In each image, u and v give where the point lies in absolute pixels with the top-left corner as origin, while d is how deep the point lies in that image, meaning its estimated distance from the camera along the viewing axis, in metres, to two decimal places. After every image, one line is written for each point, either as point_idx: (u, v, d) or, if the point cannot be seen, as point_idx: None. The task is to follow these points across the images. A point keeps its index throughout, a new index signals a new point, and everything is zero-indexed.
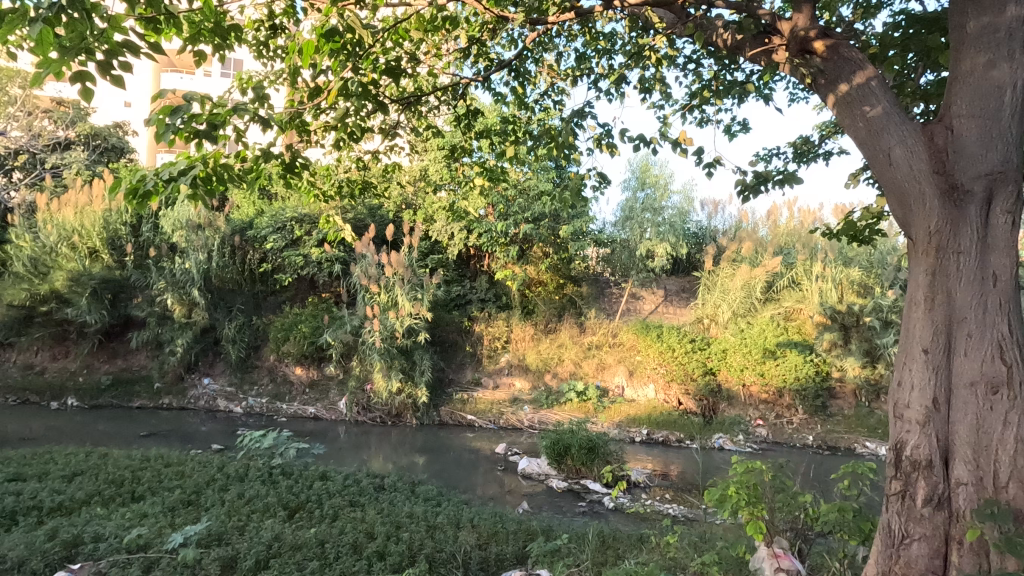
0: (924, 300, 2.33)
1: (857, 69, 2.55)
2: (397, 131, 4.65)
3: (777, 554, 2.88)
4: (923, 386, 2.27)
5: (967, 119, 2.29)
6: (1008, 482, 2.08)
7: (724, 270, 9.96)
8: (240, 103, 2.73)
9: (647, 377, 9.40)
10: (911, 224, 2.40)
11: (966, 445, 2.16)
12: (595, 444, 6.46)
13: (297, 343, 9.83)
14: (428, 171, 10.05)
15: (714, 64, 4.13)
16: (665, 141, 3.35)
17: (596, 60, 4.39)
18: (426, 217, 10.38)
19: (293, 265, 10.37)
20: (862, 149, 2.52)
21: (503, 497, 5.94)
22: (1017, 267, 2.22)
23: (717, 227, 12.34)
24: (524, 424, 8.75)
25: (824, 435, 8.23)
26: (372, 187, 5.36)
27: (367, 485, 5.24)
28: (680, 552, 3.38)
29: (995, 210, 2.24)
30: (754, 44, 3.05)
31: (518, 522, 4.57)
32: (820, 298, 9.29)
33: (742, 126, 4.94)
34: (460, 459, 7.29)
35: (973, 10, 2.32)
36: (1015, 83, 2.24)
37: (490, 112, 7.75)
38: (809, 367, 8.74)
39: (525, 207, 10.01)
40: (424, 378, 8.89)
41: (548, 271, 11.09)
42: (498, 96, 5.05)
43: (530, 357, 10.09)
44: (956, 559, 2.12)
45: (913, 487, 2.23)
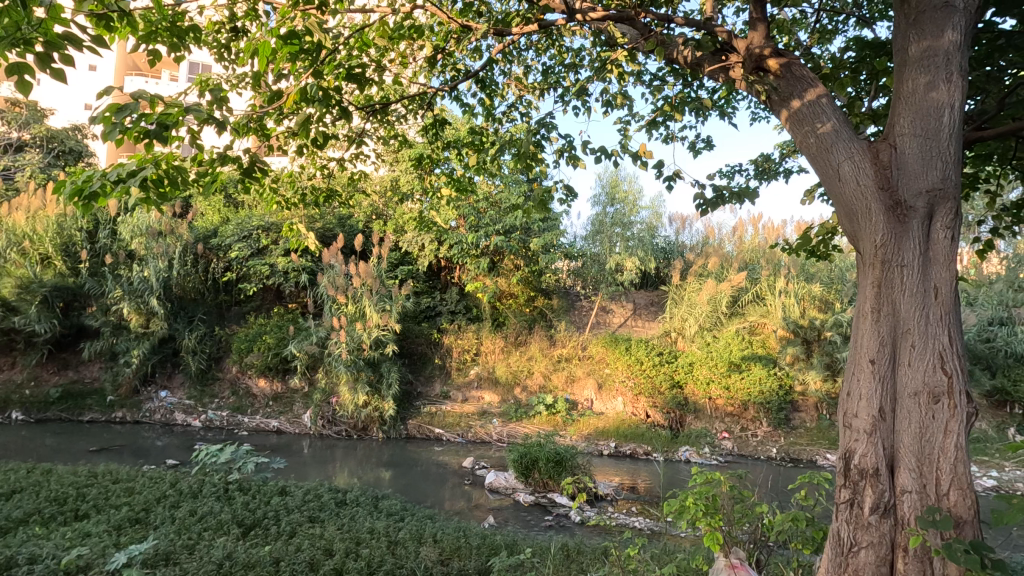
0: (872, 311, 2.39)
1: (809, 87, 2.64)
2: (363, 139, 4.59)
3: (733, 565, 2.86)
4: (870, 395, 2.33)
5: (910, 138, 2.38)
6: (948, 490, 2.13)
7: (691, 286, 10.30)
8: (194, 104, 2.65)
9: (616, 390, 9.50)
10: (858, 237, 2.48)
11: (910, 454, 2.21)
12: (562, 457, 6.43)
13: (261, 354, 9.53)
14: (399, 182, 10.02)
15: (678, 81, 4.20)
16: (626, 154, 3.25)
17: (562, 73, 4.42)
18: (397, 229, 10.56)
19: (257, 275, 10.07)
20: (814, 164, 2.61)
21: (469, 511, 5.85)
22: (957, 280, 2.30)
23: (684, 242, 12.57)
24: (492, 438, 8.65)
25: (787, 447, 8.35)
26: (337, 196, 5.24)
27: (328, 500, 5.08)
28: (641, 565, 3.36)
29: (936, 226, 2.32)
30: (712, 61, 3.11)
31: (483, 536, 4.50)
32: (783, 313, 9.46)
33: (707, 143, 5.06)
34: (427, 473, 7.17)
35: (914, 35, 2.44)
36: (954, 104, 2.34)
37: (460, 123, 7.79)
38: (772, 381, 8.88)
39: (496, 219, 10.11)
40: (391, 391, 8.74)
41: (518, 284, 10.99)
42: (466, 108, 5.07)
43: (499, 370, 10.04)
44: (902, 567, 2.14)
45: (861, 495, 2.26)
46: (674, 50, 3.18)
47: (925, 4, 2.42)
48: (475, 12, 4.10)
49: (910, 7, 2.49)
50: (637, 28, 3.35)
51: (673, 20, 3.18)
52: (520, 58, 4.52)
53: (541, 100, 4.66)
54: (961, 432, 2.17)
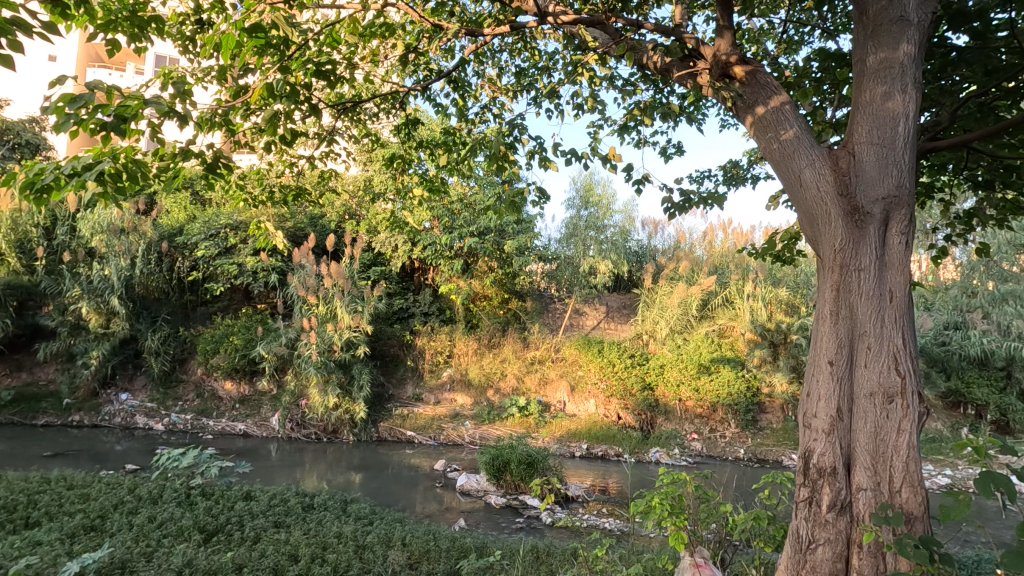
0: (830, 314, 2.46)
1: (773, 94, 2.70)
2: (333, 137, 4.52)
3: (698, 564, 2.91)
4: (828, 396, 2.39)
5: (868, 145, 2.45)
6: (901, 487, 2.20)
7: (663, 289, 10.45)
8: (154, 96, 2.56)
9: (588, 392, 9.56)
10: (818, 242, 2.55)
11: (866, 453, 2.27)
12: (534, 459, 6.44)
13: (227, 356, 9.29)
14: (372, 182, 9.92)
15: (650, 87, 4.25)
16: (596, 156, 3.28)
17: (535, 75, 4.43)
18: (370, 229, 10.46)
19: (224, 274, 9.81)
20: (776, 170, 2.67)
21: (440, 514, 5.80)
22: (911, 284, 2.38)
23: (657, 246, 12.73)
24: (465, 440, 8.61)
25: (754, 448, 8.51)
26: (307, 195, 5.14)
27: (295, 504, 4.98)
28: (608, 565, 3.38)
29: (891, 231, 2.40)
30: (681, 67, 3.15)
31: (452, 539, 4.46)
32: (751, 316, 9.65)
33: (677, 149, 5.15)
34: (398, 476, 7.09)
35: (871, 46, 2.52)
36: (909, 114, 2.43)
37: (434, 124, 7.75)
38: (740, 383, 9.05)
39: (470, 221, 10.08)
40: (362, 393, 8.63)
41: (492, 286, 10.99)
42: (439, 108, 5.04)
43: (472, 372, 10.02)
44: (856, 562, 2.20)
45: (819, 493, 2.31)
46: (645, 55, 3.23)
47: (882, 17, 2.51)
48: (447, 11, 4.09)
49: (868, 20, 2.57)
50: (608, 32, 3.38)
51: (643, 25, 3.22)
52: (494, 59, 4.52)
53: (514, 102, 4.67)
54: (913, 430, 2.24)
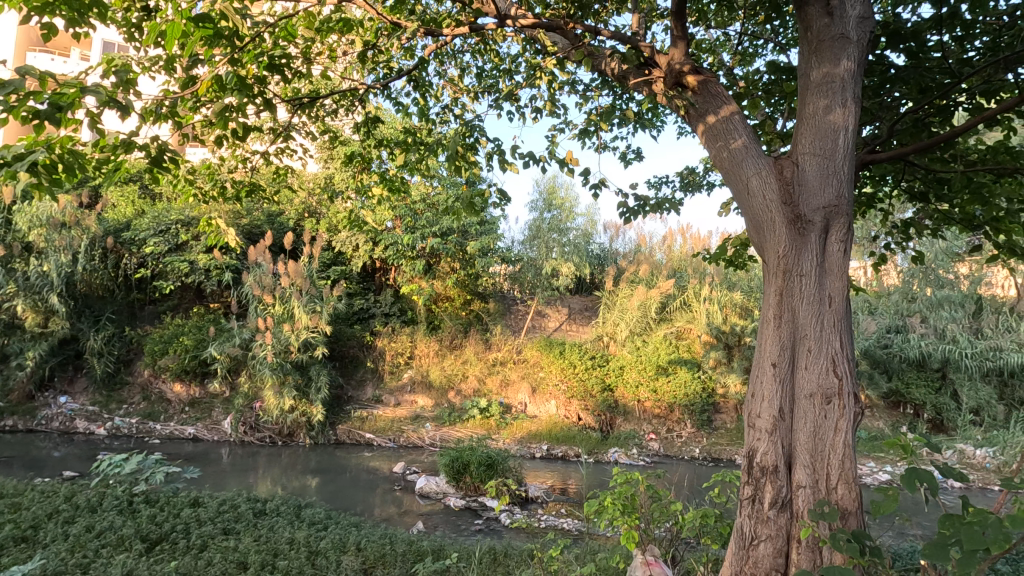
0: (774, 318, 2.55)
1: (723, 104, 2.79)
2: (290, 133, 4.40)
3: (648, 562, 2.96)
4: (771, 397, 2.48)
5: (810, 156, 2.56)
6: (837, 484, 2.30)
7: (623, 292, 10.64)
8: (93, 84, 2.43)
9: (549, 394, 9.61)
10: (763, 248, 2.65)
11: (805, 451, 2.36)
12: (494, 461, 6.41)
13: (177, 357, 8.93)
14: (333, 179, 9.74)
15: (609, 93, 4.32)
16: (554, 160, 3.31)
17: (497, 77, 4.43)
18: (330, 228, 10.27)
19: (174, 272, 9.43)
20: (726, 178, 2.76)
21: (398, 518, 5.72)
22: (848, 290, 2.49)
23: (618, 249, 12.93)
24: (425, 442, 8.52)
25: (709, 448, 8.73)
26: (261, 191, 4.98)
27: (246, 510, 4.82)
28: (562, 565, 3.41)
29: (831, 239, 2.50)
30: (637, 74, 3.22)
31: (409, 542, 4.39)
32: (707, 319, 9.91)
33: (636, 155, 5.24)
34: (356, 479, 6.96)
35: (815, 60, 2.63)
36: (848, 127, 2.55)
37: (396, 122, 7.67)
38: (696, 384, 9.25)
39: (432, 221, 10.00)
40: (320, 396, 8.44)
41: (454, 287, 10.94)
42: (400, 107, 4.98)
43: (433, 374, 9.95)
44: (795, 557, 2.29)
45: (761, 490, 2.40)
46: (602, 62, 3.30)
47: (824, 34, 2.62)
48: (408, 9, 4.05)
49: (812, 36, 2.68)
50: (567, 37, 3.42)
51: (601, 32, 3.27)
52: (455, 59, 4.52)
53: (475, 103, 4.65)
54: (849, 430, 2.34)
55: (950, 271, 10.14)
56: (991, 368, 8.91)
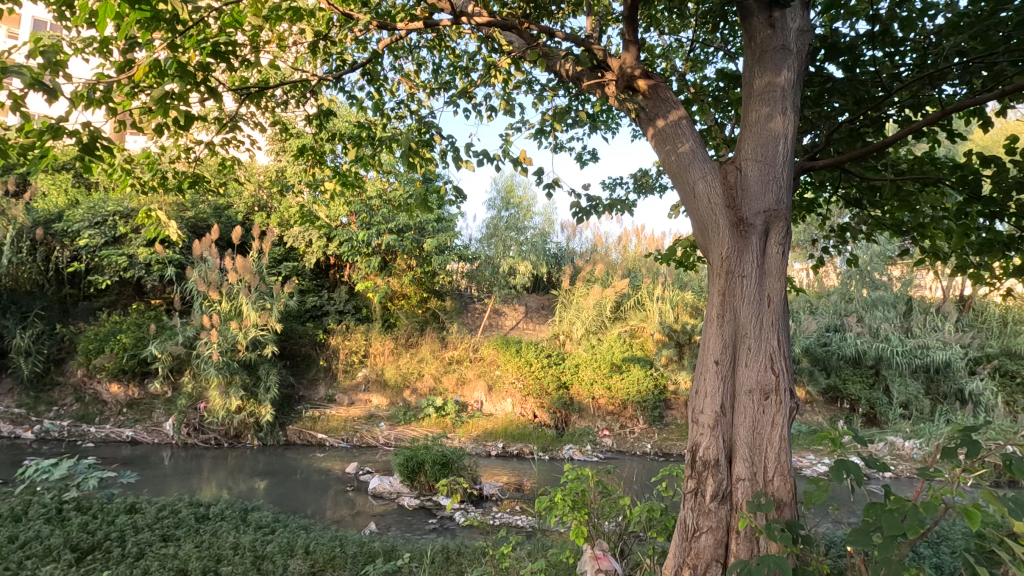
0: (717, 317, 2.65)
1: (672, 109, 2.87)
2: (237, 123, 4.24)
3: (597, 556, 3.06)
4: (713, 393, 2.57)
5: (752, 162, 2.66)
6: (773, 476, 2.40)
7: (580, 291, 10.80)
8: (16, 65, 2.26)
9: (505, 392, 9.63)
10: (708, 249, 2.74)
11: (744, 445, 2.46)
12: (448, 459, 6.37)
13: (114, 356, 8.46)
14: (285, 173, 9.45)
15: (564, 94, 4.37)
16: (507, 159, 3.31)
17: (453, 74, 4.40)
18: (281, 222, 9.97)
19: (111, 266, 8.91)
20: (673, 180, 2.85)
21: (351, 519, 5.61)
22: (786, 290, 2.60)
23: (575, 249, 13.03)
24: (379, 441, 8.39)
25: (660, 443, 8.93)
26: (206, 183, 4.77)
27: (187, 516, 4.62)
28: (514, 563, 3.44)
29: (771, 241, 2.61)
30: (590, 76, 3.27)
31: (360, 543, 4.31)
32: (660, 317, 10.19)
33: (592, 156, 5.32)
34: (307, 481, 6.78)
35: (757, 70, 2.75)
36: (787, 135, 2.66)
37: (351, 116, 7.50)
38: (649, 381, 9.45)
39: (388, 217, 9.83)
40: (269, 395, 8.18)
41: (411, 285, 10.81)
42: (354, 100, 4.89)
43: (388, 372, 9.83)
44: (734, 547, 2.38)
45: (703, 484, 2.49)
46: (556, 63, 3.33)
47: (767, 44, 2.73)
48: (361, 1, 3.99)
49: (755, 46, 2.79)
50: (523, 37, 3.42)
51: (555, 33, 3.29)
52: (411, 54, 4.47)
53: (431, 99, 4.60)
54: (785, 425, 2.45)
55: (884, 273, 10.78)
56: (919, 365, 9.51)
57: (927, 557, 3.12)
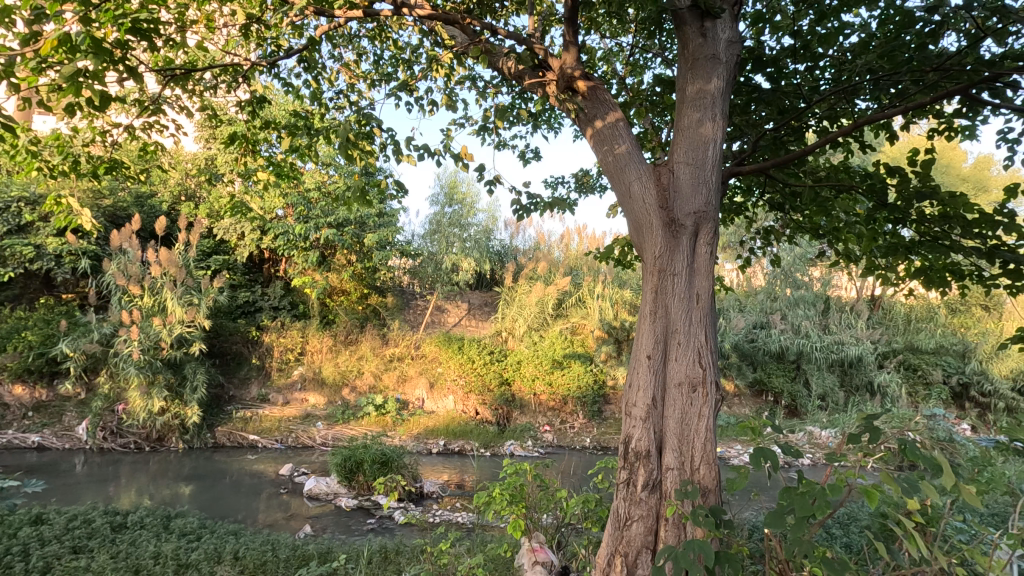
0: (650, 313, 2.75)
1: (610, 110, 2.95)
2: (162, 107, 3.97)
3: (534, 549, 3.16)
4: (646, 386, 2.67)
5: (684, 164, 2.78)
6: (699, 465, 2.52)
7: (522, 288, 10.91)
8: None
9: (447, 389, 9.56)
10: (642, 248, 2.84)
11: (674, 436, 2.57)
12: (388, 458, 6.23)
13: (17, 355, 7.75)
14: (215, 161, 8.98)
15: (508, 92, 4.38)
16: (448, 154, 3.27)
17: (396, 66, 4.32)
18: (211, 213, 9.47)
19: (14, 257, 8.15)
20: (610, 180, 2.94)
21: (284, 523, 5.42)
22: (714, 288, 2.73)
23: (518, 246, 13.06)
24: (316, 442, 8.10)
25: (599, 437, 9.06)
26: (125, 169, 4.45)
27: (102, 525, 4.31)
28: (452, 560, 3.42)
29: (700, 242, 2.74)
30: (532, 76, 3.31)
31: (293, 547, 4.16)
32: (600, 315, 10.45)
33: (535, 155, 5.37)
34: (238, 484, 6.49)
35: (690, 76, 2.87)
36: (716, 140, 2.80)
37: (287, 104, 7.23)
38: (589, 376, 9.65)
39: (327, 211, 9.51)
40: (196, 396, 7.74)
41: (350, 281, 10.53)
42: (289, 88, 4.70)
43: (326, 371, 9.56)
44: (663, 534, 2.48)
45: (635, 474, 2.58)
46: (499, 60, 3.34)
47: (699, 53, 2.86)
48: None
49: (688, 53, 2.91)
50: (465, 33, 3.40)
51: (497, 31, 3.28)
52: (350, 43, 4.36)
53: (372, 90, 4.49)
54: (711, 416, 2.57)
55: (806, 274, 11.52)
56: (835, 360, 10.23)
57: (838, 537, 3.36)
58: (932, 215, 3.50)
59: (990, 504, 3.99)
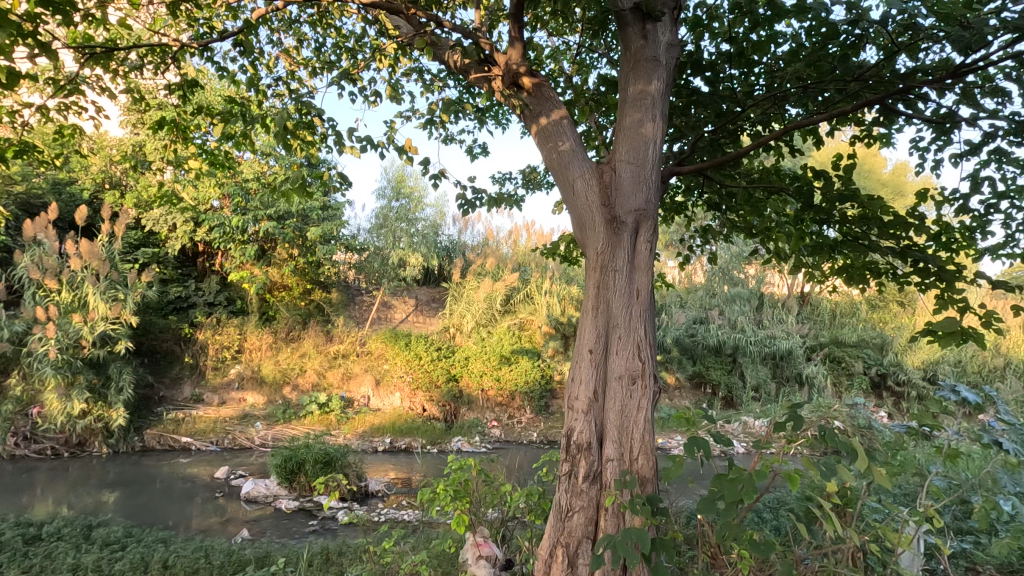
0: (592, 307, 2.80)
1: (554, 107, 2.98)
2: (81, 87, 3.68)
3: (478, 543, 3.12)
4: (587, 380, 2.72)
5: (626, 163, 2.84)
6: (638, 456, 2.60)
7: (470, 284, 10.89)
8: None
9: (393, 386, 9.43)
10: (585, 244, 2.90)
11: (614, 428, 2.64)
12: (332, 457, 6.05)
13: None
14: (143, 148, 8.43)
15: (455, 86, 4.35)
16: (391, 146, 3.19)
17: (339, 54, 4.20)
18: (139, 203, 8.90)
19: None
20: (555, 177, 2.97)
21: (219, 528, 5.19)
22: (653, 284, 2.81)
23: (466, 241, 12.98)
24: (255, 443, 7.78)
25: (546, 432, 9.16)
26: (37, 152, 4.10)
27: (13, 538, 3.98)
28: (396, 558, 3.38)
29: (640, 239, 2.81)
30: (478, 70, 3.28)
31: (228, 552, 3.99)
32: (547, 311, 10.55)
33: (482, 150, 5.35)
34: (169, 489, 6.15)
35: (632, 77, 2.94)
36: (656, 140, 2.88)
37: (223, 90, 6.88)
38: (536, 372, 9.74)
39: (267, 203, 9.09)
40: (122, 397, 7.28)
41: (292, 276, 10.18)
42: (223, 72, 4.47)
43: (265, 369, 9.21)
44: (603, 523, 2.55)
45: (576, 466, 2.63)
46: (445, 53, 3.32)
47: (641, 54, 2.93)
48: None
49: (631, 55, 2.98)
50: (409, 23, 3.33)
51: (443, 23, 3.24)
52: (291, 28, 4.20)
53: (314, 79, 4.34)
54: (649, 408, 2.65)
55: (742, 272, 12.06)
56: (768, 353, 10.77)
57: (767, 521, 3.54)
58: (853, 216, 3.73)
59: (901, 485, 4.32)
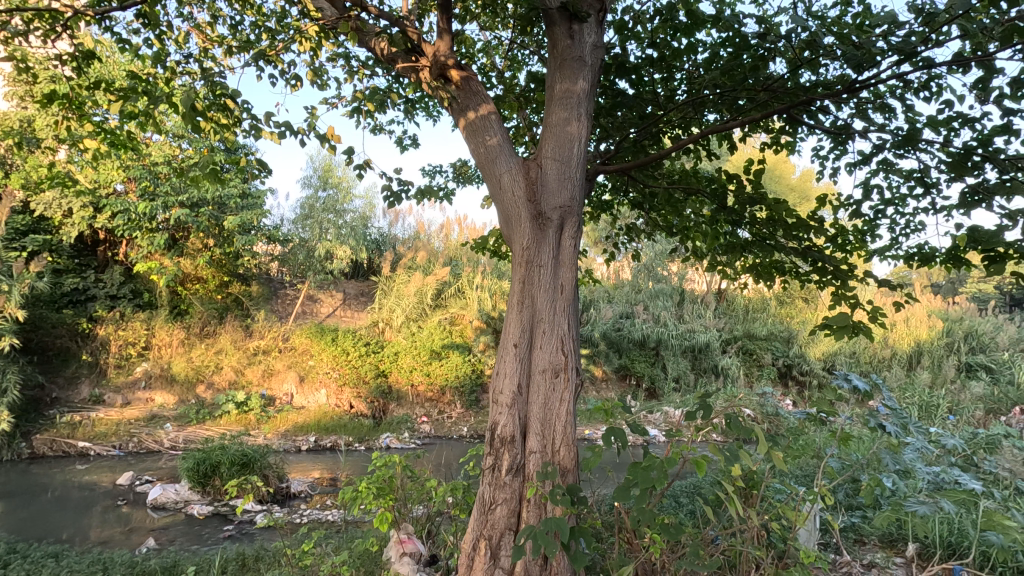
0: (518, 301, 2.83)
1: (482, 102, 2.98)
2: None
3: (402, 539, 3.13)
4: (512, 373, 2.75)
5: (551, 160, 2.88)
6: (560, 447, 2.66)
7: (400, 278, 10.67)
8: None
9: (318, 383, 9.11)
10: (511, 239, 2.92)
11: (537, 420, 2.69)
12: (250, 458, 5.75)
13: None
14: (32, 123, 7.61)
15: (382, 75, 4.23)
16: (313, 133, 3.06)
17: (258, 33, 3.97)
18: (27, 185, 8.01)
19: None
20: (482, 172, 2.96)
21: (122, 538, 4.81)
22: (576, 280, 2.88)
23: (396, 234, 12.75)
24: (164, 445, 7.26)
25: (476, 426, 9.16)
26: None
27: None
28: (316, 559, 3.28)
29: (565, 236, 2.87)
30: (405, 59, 3.21)
31: (131, 564, 3.71)
32: (478, 305, 10.55)
33: (412, 141, 5.25)
34: (63, 499, 5.61)
35: (559, 75, 2.99)
36: (581, 139, 2.94)
37: (126, 64, 6.31)
38: (467, 366, 9.72)
39: (179, 188, 8.48)
40: (5, 399, 6.56)
41: (208, 268, 9.58)
42: (126, 44, 4.10)
43: (176, 367, 8.62)
44: (525, 514, 2.59)
45: (500, 459, 2.65)
46: (371, 40, 3.22)
47: (567, 53, 2.97)
48: None
49: (558, 53, 3.02)
50: (332, 6, 3.20)
51: (368, 8, 3.14)
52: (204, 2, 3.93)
53: (230, 58, 4.08)
54: (571, 400, 2.72)
55: (664, 269, 12.62)
56: (688, 346, 11.34)
57: (682, 505, 3.74)
58: (762, 218, 3.99)
59: (801, 467, 4.68)
